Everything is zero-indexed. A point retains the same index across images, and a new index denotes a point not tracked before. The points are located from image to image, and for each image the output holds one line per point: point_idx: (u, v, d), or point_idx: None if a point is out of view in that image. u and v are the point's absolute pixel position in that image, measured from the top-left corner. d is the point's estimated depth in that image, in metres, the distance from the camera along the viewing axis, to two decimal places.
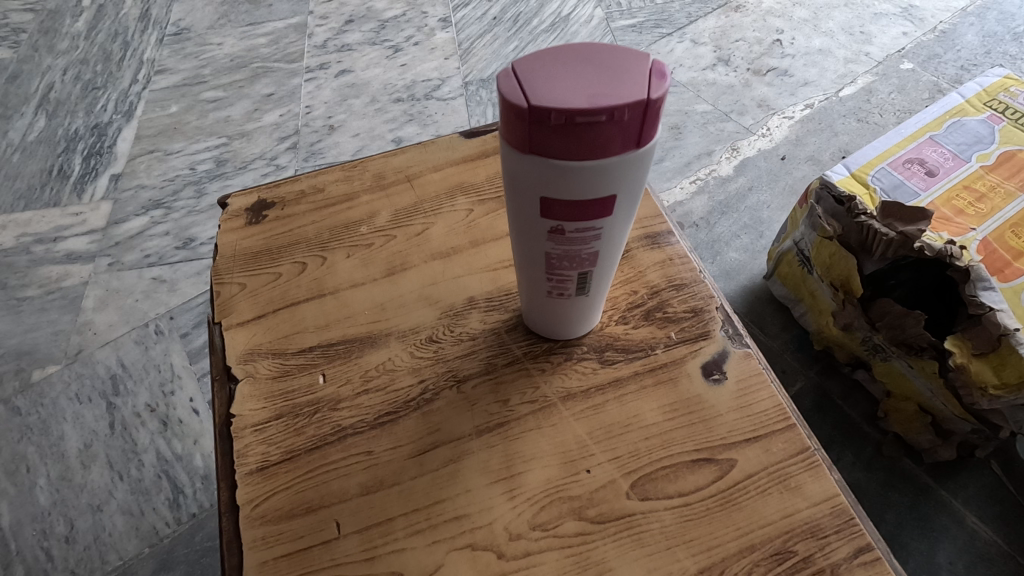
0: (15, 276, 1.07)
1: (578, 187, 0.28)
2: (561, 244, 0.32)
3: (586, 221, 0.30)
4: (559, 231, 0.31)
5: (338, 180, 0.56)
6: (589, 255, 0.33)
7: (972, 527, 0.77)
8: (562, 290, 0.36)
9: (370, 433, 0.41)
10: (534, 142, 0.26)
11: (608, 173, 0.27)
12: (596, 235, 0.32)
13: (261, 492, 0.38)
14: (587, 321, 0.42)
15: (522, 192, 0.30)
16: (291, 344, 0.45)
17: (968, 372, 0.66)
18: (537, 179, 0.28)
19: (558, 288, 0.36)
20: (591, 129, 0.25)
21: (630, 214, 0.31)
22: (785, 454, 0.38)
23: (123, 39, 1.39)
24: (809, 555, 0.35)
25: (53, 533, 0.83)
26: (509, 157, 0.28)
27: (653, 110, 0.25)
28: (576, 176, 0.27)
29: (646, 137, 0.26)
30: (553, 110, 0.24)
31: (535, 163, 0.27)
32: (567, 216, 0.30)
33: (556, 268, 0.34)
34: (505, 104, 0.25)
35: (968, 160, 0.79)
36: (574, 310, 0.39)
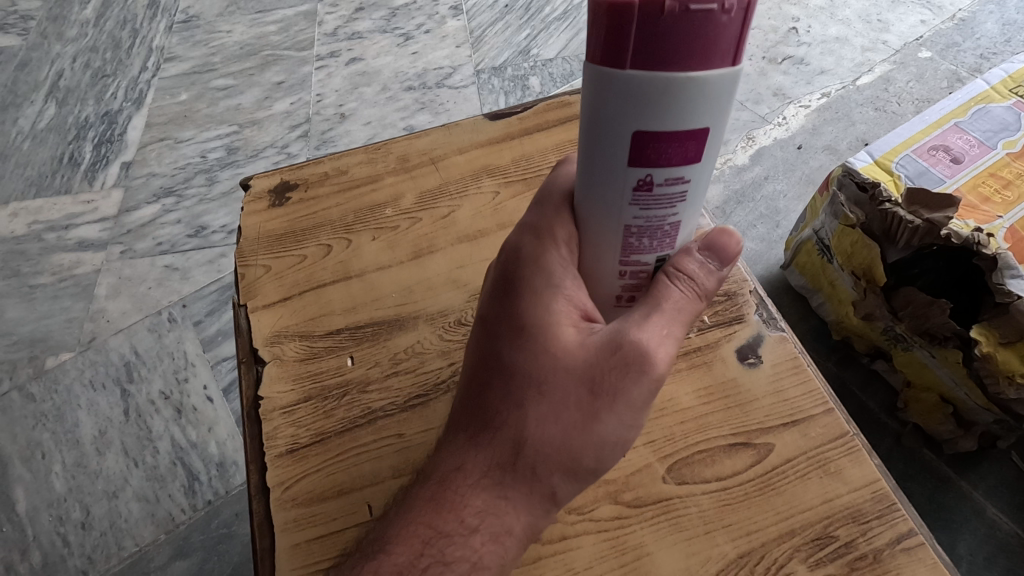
0: (27, 263, 1.07)
1: (676, 116, 0.27)
2: (646, 206, 0.32)
3: (678, 168, 0.30)
4: (645, 184, 0.31)
5: (361, 162, 0.57)
6: (670, 227, 0.34)
7: (994, 518, 0.76)
8: (637, 282, 0.37)
9: (401, 416, 0.43)
10: (639, 54, 0.26)
11: (705, 98, 0.27)
12: (682, 194, 0.32)
13: (291, 475, 0.41)
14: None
15: (609, 134, 0.29)
16: (319, 327, 0.48)
17: (995, 362, 0.65)
18: (631, 108, 0.27)
19: (634, 273, 0.36)
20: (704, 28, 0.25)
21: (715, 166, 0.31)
22: (823, 439, 0.39)
23: (133, 27, 1.37)
24: (851, 540, 0.36)
25: (69, 519, 0.84)
26: (601, 83, 0.27)
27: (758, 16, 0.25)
28: (676, 101, 0.27)
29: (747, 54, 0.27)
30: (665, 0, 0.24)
31: (635, 82, 0.26)
32: (658, 161, 0.30)
33: (631, 250, 0.35)
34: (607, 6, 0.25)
35: (994, 148, 0.78)
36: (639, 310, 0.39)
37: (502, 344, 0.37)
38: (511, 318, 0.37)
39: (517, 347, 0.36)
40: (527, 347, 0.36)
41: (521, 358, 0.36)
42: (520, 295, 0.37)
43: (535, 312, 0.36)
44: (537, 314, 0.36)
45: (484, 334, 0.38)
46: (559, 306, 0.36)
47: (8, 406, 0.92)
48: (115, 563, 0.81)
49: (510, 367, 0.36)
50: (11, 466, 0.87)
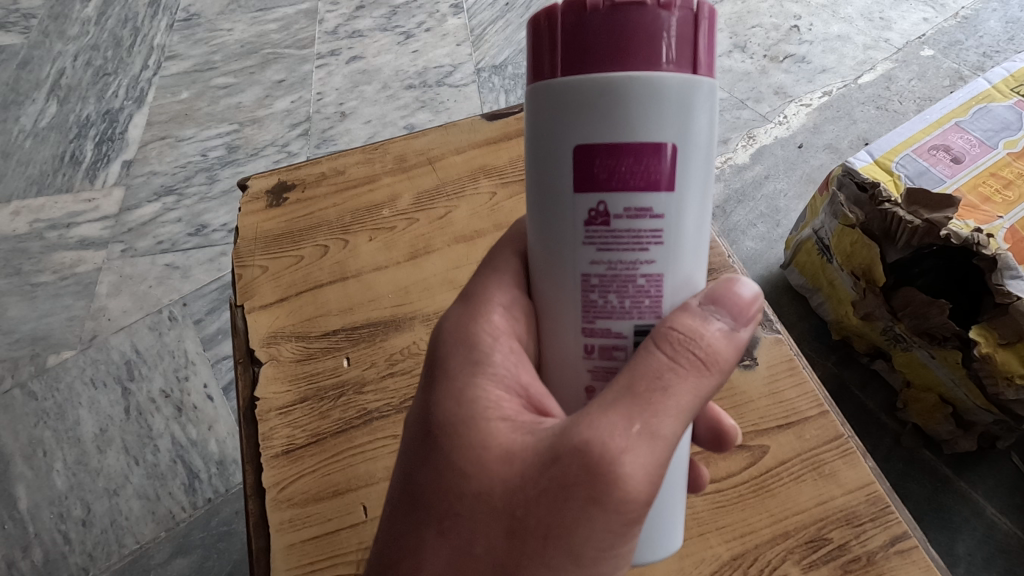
0: (28, 261, 1.08)
1: (621, 120, 0.27)
2: (605, 247, 0.29)
3: (637, 193, 0.28)
4: (599, 216, 0.29)
5: (359, 162, 0.56)
6: (645, 283, 0.30)
7: (993, 519, 0.77)
8: (610, 362, 0.31)
9: (396, 417, 0.44)
10: (572, 63, 0.28)
11: (647, 103, 0.27)
12: (652, 232, 0.29)
13: (286, 476, 0.43)
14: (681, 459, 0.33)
15: (553, 155, 0.29)
16: (315, 327, 0.49)
17: (994, 362, 0.65)
18: (571, 119, 0.28)
19: (606, 349, 0.31)
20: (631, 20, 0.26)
21: (693, 199, 0.30)
22: (818, 442, 0.41)
23: (134, 25, 1.35)
24: (844, 543, 0.38)
25: (71, 516, 0.85)
26: (540, 99, 0.29)
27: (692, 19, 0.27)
28: (616, 103, 0.27)
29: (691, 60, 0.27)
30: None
31: (571, 87, 0.28)
32: (610, 182, 0.28)
33: (594, 313, 0.31)
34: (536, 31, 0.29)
35: (995, 147, 0.77)
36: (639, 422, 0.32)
37: (418, 453, 0.32)
38: (429, 413, 0.32)
39: (428, 457, 0.31)
40: (439, 461, 0.31)
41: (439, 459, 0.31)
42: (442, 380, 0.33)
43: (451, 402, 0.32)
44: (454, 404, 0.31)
45: (408, 432, 0.34)
46: (484, 406, 0.31)
47: (10, 404, 0.93)
48: (116, 560, 0.83)
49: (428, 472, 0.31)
50: (15, 463, 0.89)
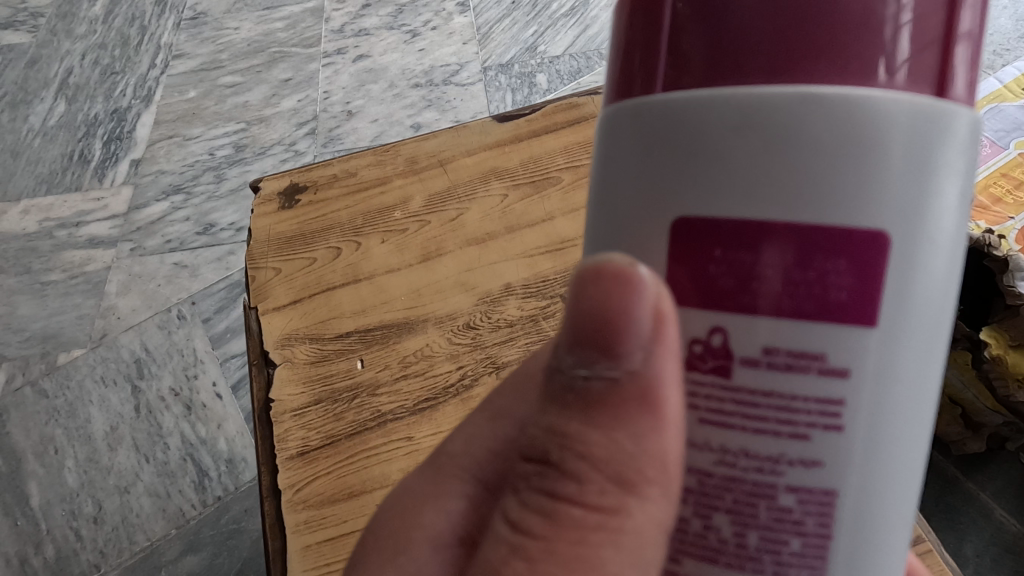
0: (38, 260, 1.08)
1: (763, 199, 0.21)
2: (719, 414, 0.23)
3: (790, 323, 0.21)
4: (705, 351, 0.23)
5: (370, 164, 0.57)
6: (792, 501, 0.22)
7: (1000, 520, 0.77)
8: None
9: (408, 420, 0.47)
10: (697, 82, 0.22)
11: (812, 161, 0.20)
12: (808, 396, 0.22)
13: (301, 477, 0.45)
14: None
15: (653, 228, 0.23)
16: (328, 329, 0.51)
17: (1005, 364, 0.65)
18: (685, 175, 0.22)
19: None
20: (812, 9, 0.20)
21: (910, 330, 0.22)
22: None
23: (141, 24, 1.35)
24: None
25: (82, 514, 0.86)
26: (629, 137, 0.23)
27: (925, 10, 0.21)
28: (759, 159, 0.21)
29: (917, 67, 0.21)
30: None
31: (683, 123, 0.22)
32: (737, 298, 0.22)
33: (679, 544, 0.24)
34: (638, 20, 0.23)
35: (1007, 148, 0.77)
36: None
37: None
38: None
39: None
40: None
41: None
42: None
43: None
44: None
45: None
46: None
47: (22, 402, 0.94)
48: (127, 557, 0.84)
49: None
50: (26, 461, 0.90)
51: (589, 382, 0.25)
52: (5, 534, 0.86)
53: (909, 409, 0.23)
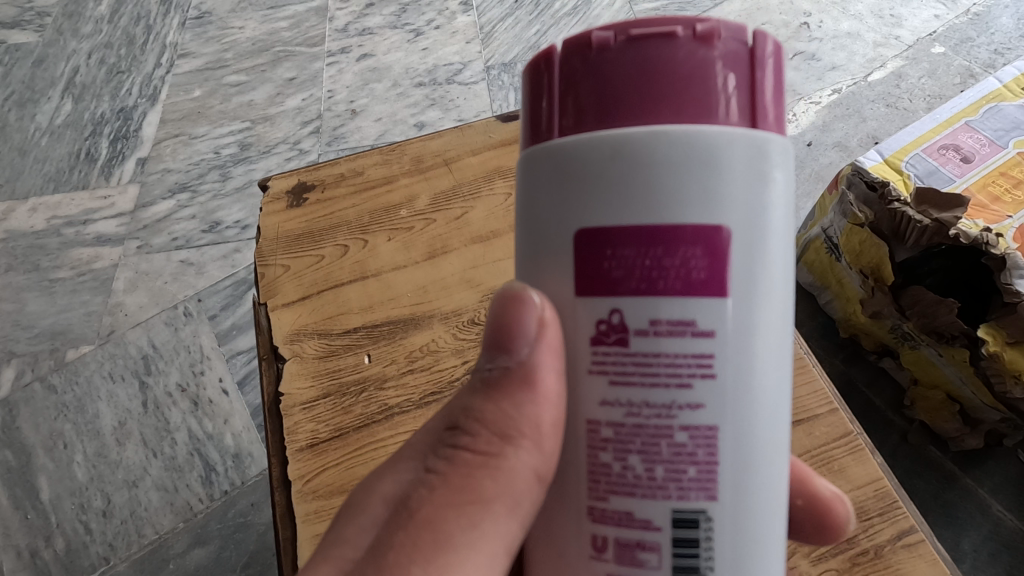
0: (47, 257, 1.10)
1: (641, 204, 0.25)
2: (622, 379, 0.26)
3: (670, 299, 0.25)
4: (611, 329, 0.26)
5: (377, 164, 0.59)
6: (686, 439, 0.25)
7: (998, 516, 0.78)
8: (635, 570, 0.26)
9: (415, 412, 0.48)
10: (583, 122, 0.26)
11: (668, 172, 0.25)
12: (690, 357, 0.25)
13: (311, 468, 0.47)
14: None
15: (554, 238, 0.27)
16: (336, 325, 0.52)
17: (1002, 361, 0.65)
18: (574, 194, 0.26)
19: (631, 547, 0.26)
20: (661, 45, 0.25)
21: (760, 299, 0.26)
22: (828, 438, 0.49)
23: (146, 23, 1.36)
24: (853, 536, 0.46)
25: (91, 507, 0.88)
26: (534, 170, 0.28)
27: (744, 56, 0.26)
28: (636, 171, 0.25)
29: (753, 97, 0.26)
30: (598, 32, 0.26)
31: (576, 155, 0.26)
32: (628, 283, 0.25)
33: (607, 485, 0.27)
34: (534, 78, 0.28)
35: (1005, 147, 0.78)
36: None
37: None
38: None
39: None
40: None
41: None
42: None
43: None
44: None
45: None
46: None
47: (31, 397, 0.95)
48: (136, 549, 0.85)
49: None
50: (35, 455, 0.91)
51: (492, 374, 0.31)
52: (16, 527, 0.88)
53: (772, 365, 0.27)
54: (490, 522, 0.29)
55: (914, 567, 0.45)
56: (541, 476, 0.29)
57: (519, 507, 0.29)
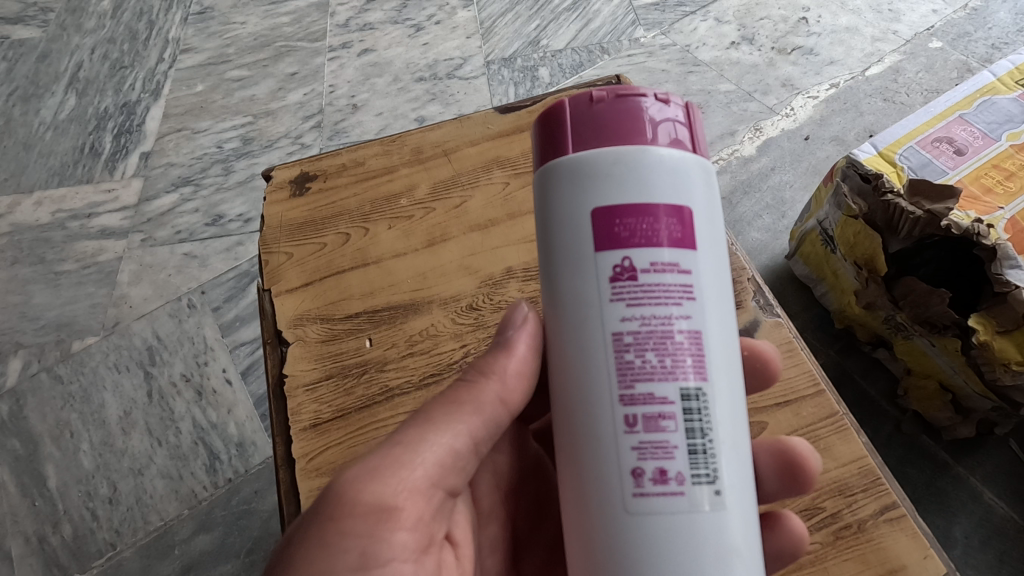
0: (52, 250, 1.11)
1: (639, 187, 0.32)
2: (635, 302, 0.32)
3: (666, 248, 0.32)
4: (626, 271, 0.32)
5: (377, 154, 0.60)
6: (684, 339, 0.32)
7: (989, 502, 0.79)
8: (658, 435, 0.32)
9: (414, 394, 0.50)
10: (584, 143, 0.34)
11: (656, 171, 0.33)
12: (679, 285, 0.32)
13: (314, 447, 0.48)
14: (736, 561, 0.32)
15: (572, 221, 0.33)
16: (338, 310, 0.54)
17: (992, 349, 0.66)
18: (588, 187, 0.33)
19: (653, 418, 0.32)
20: (634, 104, 0.34)
21: (718, 255, 0.34)
22: (815, 418, 0.52)
23: (149, 18, 1.37)
24: (837, 511, 0.48)
25: (97, 494, 0.89)
26: (549, 175, 0.34)
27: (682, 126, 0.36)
28: (636, 167, 0.33)
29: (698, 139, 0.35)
30: (592, 91, 0.34)
31: (585, 165, 0.33)
32: (633, 240, 0.32)
33: (633, 375, 0.32)
34: (541, 128, 0.36)
35: (998, 139, 0.79)
36: (676, 524, 0.31)
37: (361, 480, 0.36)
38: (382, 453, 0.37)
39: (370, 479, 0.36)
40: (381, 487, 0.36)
41: (355, 532, 0.35)
42: (377, 462, 0.37)
43: (379, 488, 0.36)
44: (385, 491, 0.36)
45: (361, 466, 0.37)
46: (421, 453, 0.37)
47: (38, 387, 0.97)
48: (142, 536, 0.87)
49: (334, 546, 0.34)
50: (42, 444, 0.93)
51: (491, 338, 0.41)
52: (24, 514, 0.89)
53: (728, 302, 0.35)
54: (465, 420, 0.39)
55: (895, 541, 0.47)
56: (504, 400, 0.40)
57: (486, 414, 0.39)
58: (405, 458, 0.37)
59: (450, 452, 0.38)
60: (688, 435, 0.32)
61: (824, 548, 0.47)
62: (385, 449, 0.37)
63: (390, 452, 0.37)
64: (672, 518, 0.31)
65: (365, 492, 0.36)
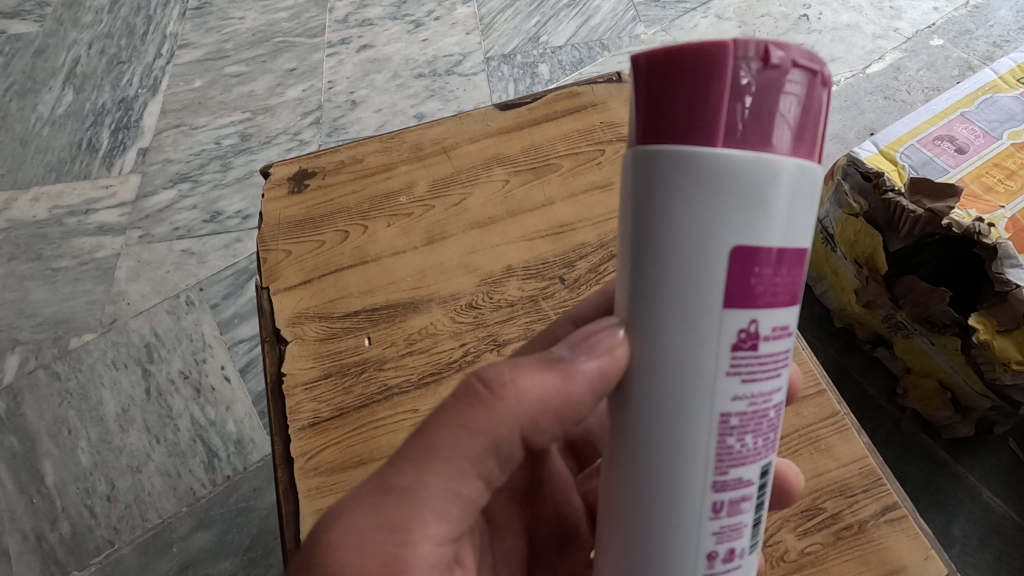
0: (50, 246, 1.11)
1: (786, 226, 0.28)
2: (750, 376, 0.29)
3: (787, 310, 0.30)
4: (749, 338, 0.29)
5: (376, 152, 0.60)
6: (775, 414, 0.31)
7: (988, 501, 0.79)
8: (736, 518, 0.31)
9: (413, 393, 0.50)
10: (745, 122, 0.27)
11: (803, 198, 0.28)
12: (787, 352, 0.30)
13: (313, 446, 0.48)
14: None
15: (702, 247, 0.28)
16: (337, 309, 0.53)
17: (992, 349, 0.66)
18: (730, 209, 0.27)
19: (736, 503, 0.31)
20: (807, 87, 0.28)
21: None
22: (816, 418, 0.52)
23: (146, 13, 1.36)
24: (838, 511, 0.48)
25: (95, 492, 0.89)
26: (681, 168, 0.27)
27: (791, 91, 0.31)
28: (787, 193, 0.28)
29: (797, 125, 0.27)
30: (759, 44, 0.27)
31: (742, 172, 0.27)
32: (764, 297, 0.29)
33: (727, 462, 0.30)
34: (677, 76, 0.27)
35: (999, 138, 0.78)
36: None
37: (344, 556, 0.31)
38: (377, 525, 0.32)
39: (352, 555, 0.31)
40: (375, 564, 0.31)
41: None
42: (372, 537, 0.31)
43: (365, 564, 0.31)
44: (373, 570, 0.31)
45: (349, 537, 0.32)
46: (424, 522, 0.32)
47: (35, 384, 0.97)
48: (140, 533, 0.87)
49: None
50: (41, 441, 0.93)
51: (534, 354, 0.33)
52: (21, 511, 0.89)
53: None
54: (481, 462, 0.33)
55: (896, 541, 0.47)
56: (527, 436, 0.33)
57: (504, 437, 0.33)
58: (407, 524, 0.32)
59: (458, 498, 0.33)
60: (757, 512, 0.32)
61: (826, 548, 0.47)
62: (385, 511, 0.32)
63: (381, 516, 0.32)
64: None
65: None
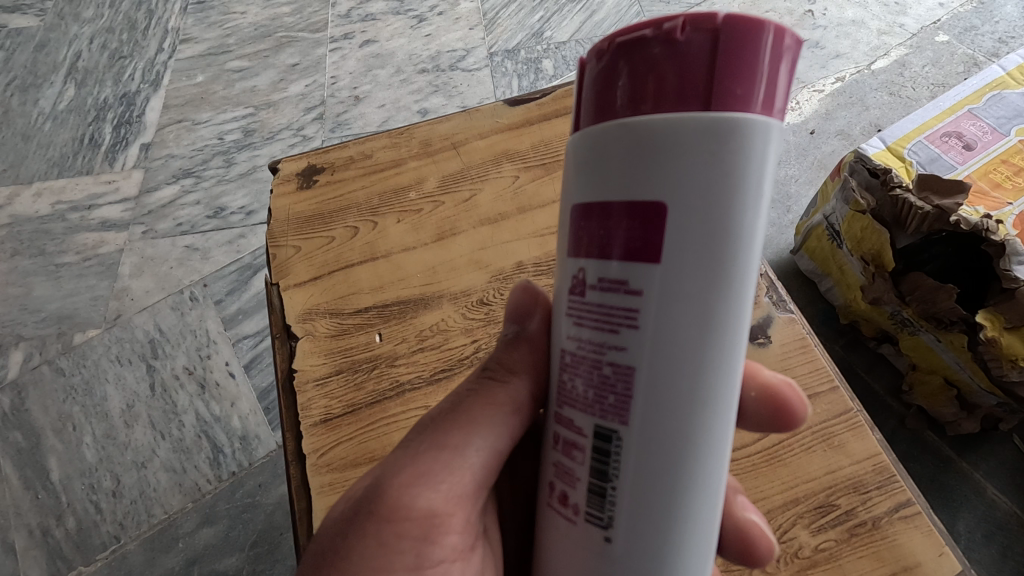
0: (52, 242, 1.10)
1: (603, 179, 0.28)
2: (579, 321, 0.30)
3: (615, 261, 0.28)
4: (579, 284, 0.30)
5: (385, 146, 0.60)
6: (611, 374, 0.28)
7: (993, 498, 0.79)
8: (568, 463, 0.31)
9: (425, 389, 0.50)
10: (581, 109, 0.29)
11: (622, 152, 0.27)
12: (622, 309, 0.28)
13: (326, 442, 0.48)
14: None
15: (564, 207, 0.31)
16: (347, 304, 0.53)
17: (999, 346, 0.66)
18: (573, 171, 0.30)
19: (568, 446, 0.31)
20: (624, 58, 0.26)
21: (693, 261, 0.27)
22: (830, 416, 0.52)
23: (147, 7, 1.35)
24: (852, 507, 0.48)
25: (101, 488, 0.89)
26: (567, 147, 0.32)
27: (726, 45, 0.25)
28: (601, 150, 0.28)
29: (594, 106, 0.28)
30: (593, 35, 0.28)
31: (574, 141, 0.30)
32: (589, 247, 0.29)
33: (563, 399, 0.31)
34: None
35: (1007, 135, 0.78)
36: (567, 540, 0.31)
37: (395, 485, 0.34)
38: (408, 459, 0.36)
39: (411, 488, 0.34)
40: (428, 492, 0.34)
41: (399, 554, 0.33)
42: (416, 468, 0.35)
43: (429, 494, 0.34)
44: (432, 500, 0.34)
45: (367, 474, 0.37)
46: (462, 461, 0.35)
47: (39, 380, 0.96)
48: (146, 529, 0.87)
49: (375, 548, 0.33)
50: (46, 436, 0.93)
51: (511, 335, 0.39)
52: (27, 507, 0.89)
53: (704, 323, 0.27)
54: (504, 421, 0.36)
55: (909, 537, 0.47)
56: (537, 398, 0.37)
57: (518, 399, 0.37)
58: (455, 463, 0.35)
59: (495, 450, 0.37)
60: (596, 475, 0.29)
61: (839, 545, 0.47)
62: (430, 449, 0.35)
63: (435, 449, 0.35)
64: (567, 543, 0.31)
65: (417, 498, 0.34)
